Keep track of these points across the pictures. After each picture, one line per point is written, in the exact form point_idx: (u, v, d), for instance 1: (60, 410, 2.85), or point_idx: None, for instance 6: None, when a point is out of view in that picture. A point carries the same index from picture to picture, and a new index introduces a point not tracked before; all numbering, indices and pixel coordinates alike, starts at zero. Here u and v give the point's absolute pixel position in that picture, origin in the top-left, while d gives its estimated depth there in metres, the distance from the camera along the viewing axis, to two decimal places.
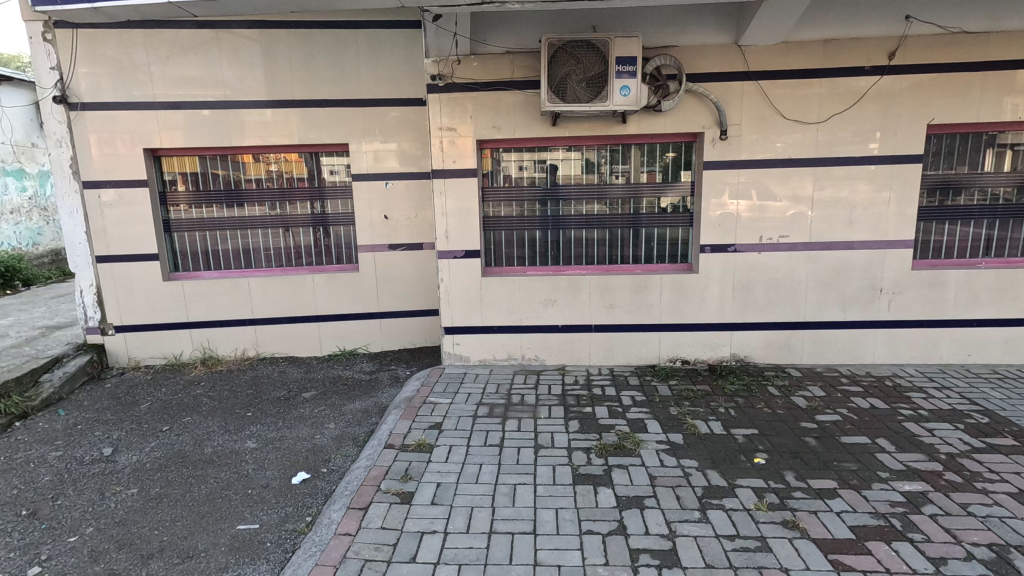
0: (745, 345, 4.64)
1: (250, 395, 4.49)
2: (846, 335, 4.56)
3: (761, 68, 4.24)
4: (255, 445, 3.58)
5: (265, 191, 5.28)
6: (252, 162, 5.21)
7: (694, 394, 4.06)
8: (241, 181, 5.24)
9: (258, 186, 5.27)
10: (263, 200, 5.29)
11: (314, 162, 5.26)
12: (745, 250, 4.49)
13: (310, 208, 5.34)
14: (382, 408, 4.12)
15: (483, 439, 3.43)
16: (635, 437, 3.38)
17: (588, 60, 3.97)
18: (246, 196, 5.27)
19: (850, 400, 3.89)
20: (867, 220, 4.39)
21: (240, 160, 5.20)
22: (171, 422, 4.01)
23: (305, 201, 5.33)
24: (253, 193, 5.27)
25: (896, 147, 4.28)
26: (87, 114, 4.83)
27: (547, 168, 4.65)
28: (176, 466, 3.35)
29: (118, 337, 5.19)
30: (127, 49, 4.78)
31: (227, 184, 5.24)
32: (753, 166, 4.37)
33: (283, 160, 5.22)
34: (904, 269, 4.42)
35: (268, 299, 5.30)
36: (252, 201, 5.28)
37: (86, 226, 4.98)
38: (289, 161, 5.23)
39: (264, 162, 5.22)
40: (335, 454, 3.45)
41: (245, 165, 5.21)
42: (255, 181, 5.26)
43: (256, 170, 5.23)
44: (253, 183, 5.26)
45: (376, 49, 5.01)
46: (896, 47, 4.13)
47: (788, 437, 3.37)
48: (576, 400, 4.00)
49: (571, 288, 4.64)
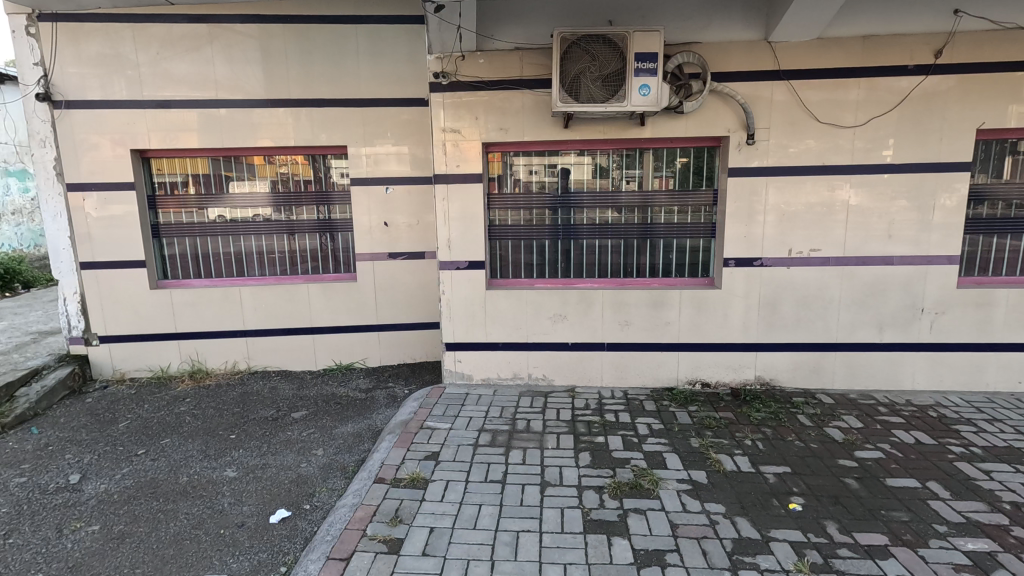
0: (771, 368, 4.26)
1: (236, 414, 4.18)
2: (884, 358, 4.18)
3: (793, 66, 3.89)
4: (235, 474, 3.28)
5: (270, 194, 4.99)
6: (254, 164, 4.93)
7: (716, 423, 3.69)
8: (244, 184, 4.96)
9: (263, 189, 4.98)
10: (264, 204, 5.00)
11: (320, 164, 4.97)
12: (773, 264, 4.13)
13: (315, 213, 5.05)
14: (375, 433, 3.80)
15: (483, 474, 3.09)
16: (653, 474, 3.03)
17: (604, 56, 3.63)
18: (246, 200, 4.98)
19: (892, 434, 3.51)
20: (907, 233, 4.01)
21: (244, 162, 4.92)
22: (147, 444, 3.71)
23: (307, 206, 5.03)
24: (258, 197, 4.99)
25: (941, 154, 3.90)
26: (72, 113, 4.57)
27: (559, 173, 4.32)
28: (145, 497, 3.05)
29: (103, 348, 4.91)
30: (115, 45, 4.52)
31: (233, 187, 4.96)
32: (783, 172, 4.01)
33: (283, 163, 4.94)
34: (948, 287, 4.04)
35: (260, 309, 5.00)
36: (253, 205, 5.00)
37: (71, 230, 4.70)
38: (295, 164, 4.94)
39: (275, 164, 4.93)
40: (320, 487, 3.13)
41: (246, 168, 4.93)
42: (267, 184, 4.97)
43: (262, 172, 4.94)
44: (258, 185, 4.97)
45: (378, 46, 4.72)
46: (943, 44, 3.77)
47: (826, 478, 3.00)
48: (587, 428, 3.65)
49: (582, 302, 4.30)
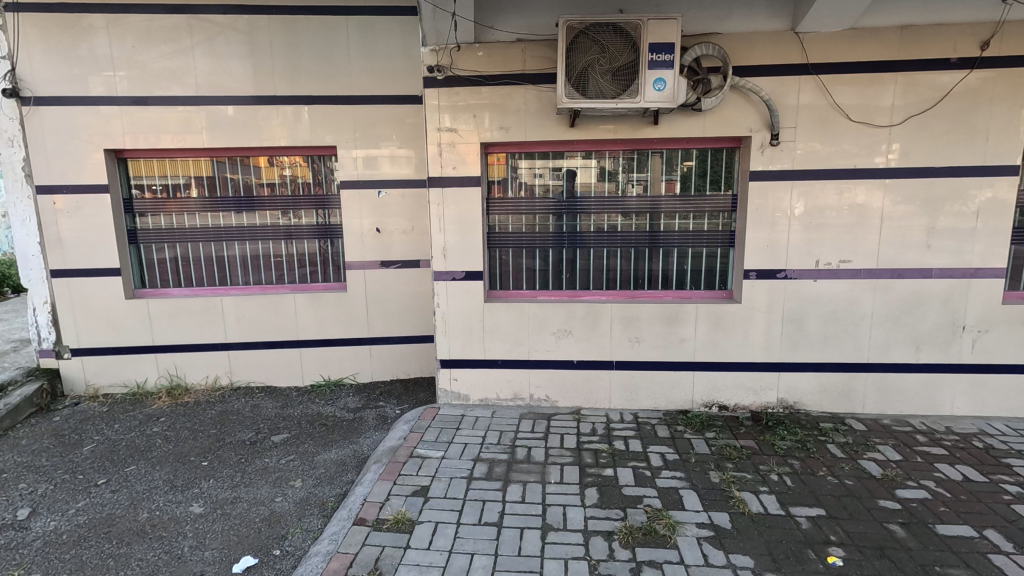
0: (796, 390, 3.90)
1: (211, 437, 3.84)
2: (920, 380, 3.80)
3: (822, 59, 3.54)
4: (201, 510, 2.94)
5: (273, 197, 4.66)
6: (253, 165, 4.61)
7: (738, 453, 3.33)
8: (241, 186, 4.63)
9: (266, 191, 4.65)
10: (265, 207, 4.68)
11: (321, 167, 4.64)
12: (799, 276, 3.77)
13: (315, 218, 4.72)
14: (361, 461, 3.45)
15: (477, 515, 2.74)
16: (669, 518, 2.67)
17: (615, 47, 3.29)
18: (245, 203, 4.66)
19: (935, 468, 3.13)
20: (947, 243, 3.65)
21: (239, 163, 4.60)
22: (110, 472, 3.37)
23: (307, 209, 4.70)
24: (261, 199, 4.66)
25: (987, 157, 3.53)
26: (43, 111, 4.26)
27: (564, 176, 3.98)
28: (97, 539, 2.71)
29: (75, 362, 4.59)
30: (88, 37, 4.21)
31: (229, 189, 4.63)
32: (809, 176, 3.66)
33: (289, 165, 4.62)
34: (993, 303, 3.67)
35: (243, 320, 4.67)
36: (253, 208, 4.67)
37: (41, 235, 4.39)
38: (295, 165, 4.62)
39: (279, 166, 4.62)
40: (294, 528, 2.78)
41: (244, 168, 4.61)
42: (269, 187, 4.65)
43: (266, 174, 4.63)
44: (259, 187, 4.64)
45: (371, 39, 4.40)
46: (990, 36, 3.41)
47: (866, 525, 2.63)
48: (594, 458, 3.29)
49: (589, 317, 3.95)
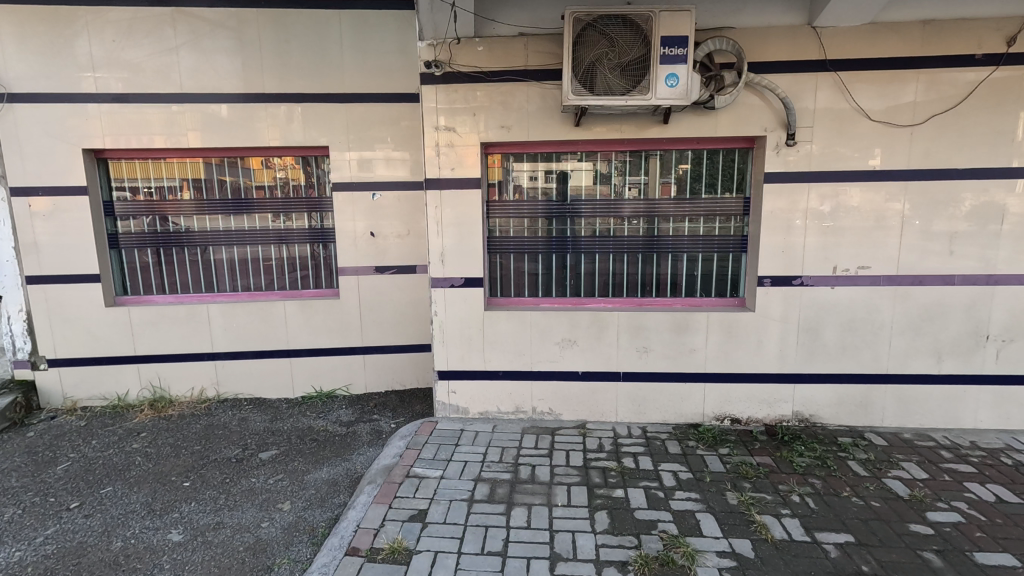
0: (811, 403, 3.72)
1: (194, 454, 3.61)
2: (942, 392, 3.63)
3: (840, 55, 3.36)
4: (180, 538, 2.72)
5: (265, 200, 4.45)
6: (242, 166, 4.39)
7: (755, 471, 3.13)
8: (229, 188, 4.41)
9: (259, 194, 4.44)
10: (254, 210, 4.46)
11: (314, 168, 4.44)
12: (815, 284, 3.59)
13: (307, 221, 4.51)
14: (354, 481, 3.23)
15: (479, 543, 2.53)
16: (687, 545, 2.48)
17: (624, 41, 3.10)
18: (234, 205, 4.44)
19: (965, 488, 2.95)
20: (971, 249, 3.47)
21: (227, 164, 4.38)
22: (84, 494, 3.14)
23: (298, 212, 4.49)
24: (252, 202, 4.44)
25: (1013, 158, 3.36)
26: (16, 108, 4.02)
27: (567, 178, 3.78)
28: (64, 572, 2.49)
29: (52, 373, 4.36)
30: (65, 31, 3.99)
31: (218, 191, 4.41)
32: (826, 178, 3.48)
33: (280, 166, 4.41)
34: (1018, 311, 3.50)
35: (230, 328, 4.45)
36: (243, 211, 4.45)
37: (14, 239, 4.16)
38: (287, 166, 4.41)
39: (270, 168, 4.41)
40: (281, 558, 2.57)
41: (232, 169, 4.39)
42: (261, 190, 4.44)
43: (257, 176, 4.41)
44: (250, 190, 4.43)
45: (364, 34, 4.21)
46: (1017, 31, 3.25)
47: (899, 553, 2.44)
48: (603, 477, 3.09)
49: (595, 326, 3.75)
